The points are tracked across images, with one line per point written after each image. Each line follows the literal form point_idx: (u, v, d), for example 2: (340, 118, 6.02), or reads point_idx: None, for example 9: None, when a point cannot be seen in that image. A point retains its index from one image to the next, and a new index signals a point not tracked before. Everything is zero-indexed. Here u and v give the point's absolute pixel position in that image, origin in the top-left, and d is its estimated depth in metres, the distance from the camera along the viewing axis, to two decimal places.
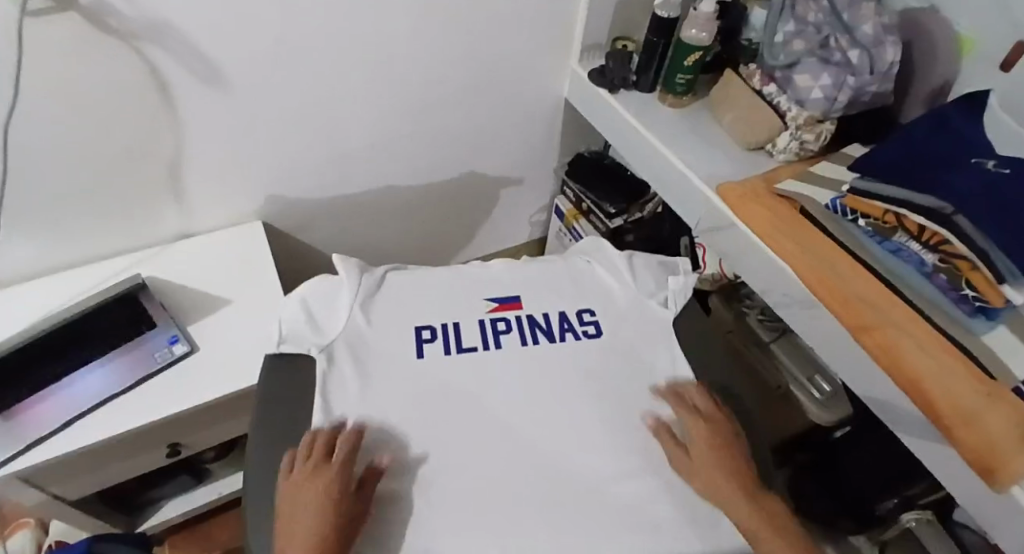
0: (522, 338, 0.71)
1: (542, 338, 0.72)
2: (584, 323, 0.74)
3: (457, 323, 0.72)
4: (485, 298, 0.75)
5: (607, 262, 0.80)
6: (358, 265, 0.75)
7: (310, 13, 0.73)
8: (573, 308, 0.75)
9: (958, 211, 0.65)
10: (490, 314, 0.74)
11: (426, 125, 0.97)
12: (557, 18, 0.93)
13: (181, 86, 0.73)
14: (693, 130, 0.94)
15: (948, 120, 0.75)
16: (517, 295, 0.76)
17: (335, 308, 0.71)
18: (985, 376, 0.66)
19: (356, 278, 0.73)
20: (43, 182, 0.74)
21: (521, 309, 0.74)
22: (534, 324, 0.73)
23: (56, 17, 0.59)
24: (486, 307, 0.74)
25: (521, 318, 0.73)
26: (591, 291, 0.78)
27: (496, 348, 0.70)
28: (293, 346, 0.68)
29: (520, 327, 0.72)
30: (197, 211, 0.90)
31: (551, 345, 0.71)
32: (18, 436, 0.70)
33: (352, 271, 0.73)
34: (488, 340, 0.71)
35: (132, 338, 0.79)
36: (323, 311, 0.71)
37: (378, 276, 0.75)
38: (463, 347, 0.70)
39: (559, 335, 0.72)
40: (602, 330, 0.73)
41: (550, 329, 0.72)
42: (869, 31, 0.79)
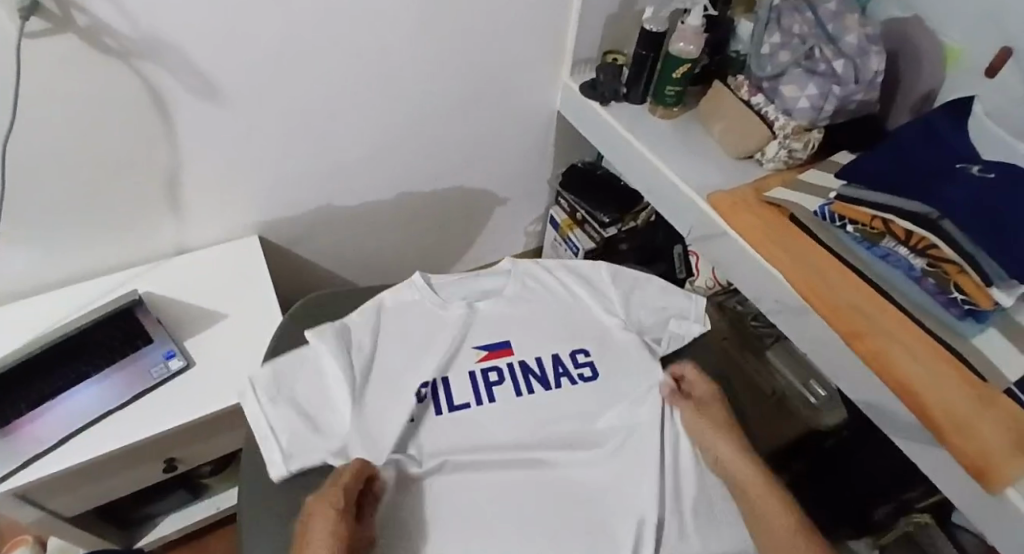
0: (516, 388, 0.71)
1: (538, 385, 0.72)
2: (579, 365, 0.74)
3: (445, 378, 0.71)
4: (474, 346, 0.74)
5: (605, 301, 0.78)
6: (337, 345, 0.68)
7: (304, 29, 0.75)
8: (567, 349, 0.75)
9: (943, 217, 0.66)
10: (480, 364, 0.73)
11: (420, 137, 0.99)
12: (548, 31, 0.95)
13: (178, 103, 0.74)
14: (683, 140, 0.95)
15: (937, 130, 0.76)
16: (507, 340, 0.75)
17: (327, 391, 0.67)
18: (976, 379, 0.67)
19: (347, 359, 0.68)
20: (39, 199, 0.75)
21: (512, 356, 0.74)
22: (527, 370, 0.73)
23: (55, 37, 0.61)
24: (476, 355, 0.73)
25: (513, 364, 0.73)
26: (583, 328, 0.77)
27: (490, 403, 0.70)
28: (302, 460, 0.63)
29: (513, 376, 0.72)
30: (194, 226, 0.91)
31: (546, 393, 0.71)
32: (15, 452, 0.70)
33: (340, 354, 0.67)
34: (481, 395, 0.70)
35: (129, 354, 0.79)
36: (321, 410, 0.66)
37: (364, 352, 0.69)
38: (456, 405, 0.69)
39: (554, 382, 0.72)
40: (597, 372, 0.73)
41: (545, 377, 0.72)
42: (854, 42, 0.80)
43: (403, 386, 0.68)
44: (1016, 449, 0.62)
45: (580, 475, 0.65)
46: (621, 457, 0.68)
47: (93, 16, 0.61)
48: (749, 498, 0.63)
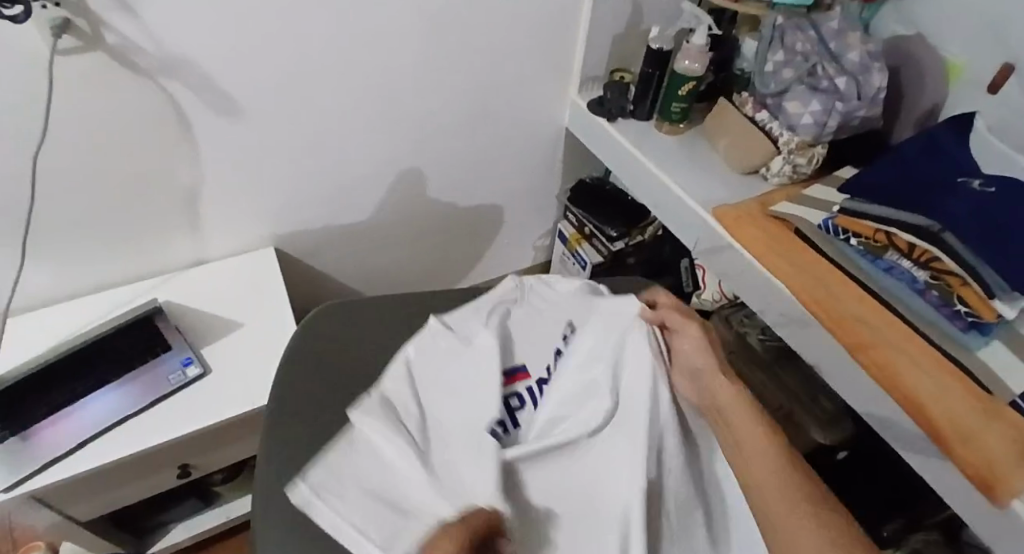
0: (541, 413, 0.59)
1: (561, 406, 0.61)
2: None
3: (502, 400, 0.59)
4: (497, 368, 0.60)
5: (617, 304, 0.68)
6: (389, 420, 0.55)
7: (320, 48, 0.78)
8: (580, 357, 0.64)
9: (945, 230, 0.67)
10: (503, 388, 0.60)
11: (431, 152, 1.01)
12: (556, 50, 0.98)
13: (198, 119, 0.77)
14: (689, 155, 0.97)
15: (939, 144, 0.77)
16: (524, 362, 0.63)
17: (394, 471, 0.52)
18: (981, 392, 0.67)
19: (399, 428, 0.55)
20: (63, 211, 0.78)
21: (531, 378, 0.62)
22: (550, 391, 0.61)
23: (85, 54, 0.65)
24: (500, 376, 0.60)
25: (533, 387, 0.61)
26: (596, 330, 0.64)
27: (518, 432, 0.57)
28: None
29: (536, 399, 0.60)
30: (212, 238, 0.94)
31: None
32: (36, 455, 0.72)
33: (398, 425, 0.55)
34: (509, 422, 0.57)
35: (148, 361, 0.82)
36: (395, 491, 0.51)
37: (415, 418, 0.57)
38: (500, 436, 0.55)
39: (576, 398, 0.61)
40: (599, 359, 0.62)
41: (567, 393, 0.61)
42: (856, 59, 0.83)
43: (477, 433, 0.54)
44: (1020, 460, 0.62)
45: (589, 483, 0.52)
46: (617, 446, 0.53)
47: (121, 36, 0.65)
48: (729, 431, 0.55)
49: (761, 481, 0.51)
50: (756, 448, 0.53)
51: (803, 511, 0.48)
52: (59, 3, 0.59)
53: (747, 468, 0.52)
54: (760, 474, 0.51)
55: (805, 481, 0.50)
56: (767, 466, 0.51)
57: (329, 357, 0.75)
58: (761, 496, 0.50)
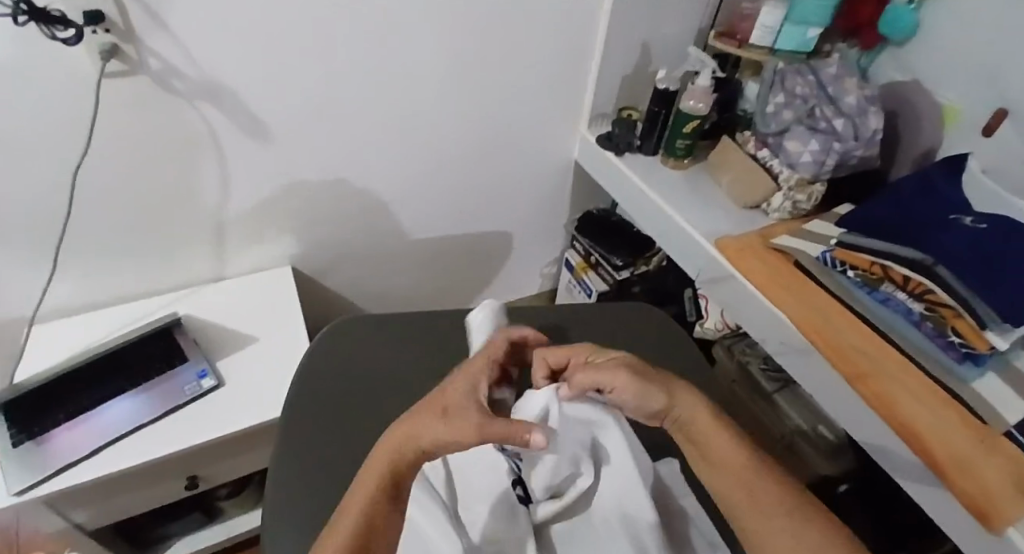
0: None
1: None
2: None
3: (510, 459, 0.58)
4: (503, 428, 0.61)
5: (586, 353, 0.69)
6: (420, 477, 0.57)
7: (345, 78, 0.83)
8: None
9: (937, 263, 0.70)
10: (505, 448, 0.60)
11: (446, 180, 1.05)
12: (568, 87, 1.03)
13: (229, 141, 0.82)
14: (693, 189, 1.00)
15: (933, 183, 0.81)
16: None
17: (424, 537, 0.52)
18: (977, 422, 0.68)
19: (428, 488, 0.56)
20: (95, 225, 0.82)
21: None
22: None
23: (129, 78, 0.69)
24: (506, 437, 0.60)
25: None
26: None
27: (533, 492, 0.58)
28: None
29: None
30: (231, 257, 0.97)
31: None
32: (53, 458, 0.74)
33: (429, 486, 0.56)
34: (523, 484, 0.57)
35: (165, 372, 0.84)
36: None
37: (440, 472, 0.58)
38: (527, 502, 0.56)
39: None
40: None
41: None
42: (853, 102, 0.87)
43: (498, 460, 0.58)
44: (1015, 488, 0.63)
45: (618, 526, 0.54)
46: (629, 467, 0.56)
47: (163, 61, 0.70)
48: (711, 462, 0.55)
49: (743, 489, 0.52)
50: (729, 457, 0.54)
51: (792, 511, 0.50)
52: (110, 30, 0.64)
53: (726, 484, 0.53)
54: (739, 486, 0.52)
55: (778, 474, 0.53)
56: (744, 472, 0.53)
57: (342, 367, 0.78)
58: (750, 511, 0.51)
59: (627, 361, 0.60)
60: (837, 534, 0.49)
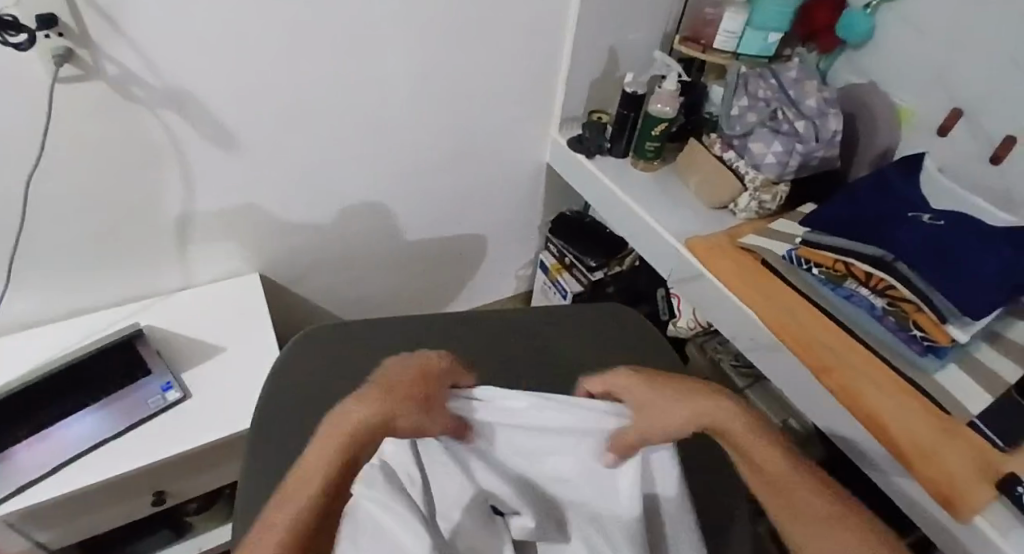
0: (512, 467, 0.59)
1: None
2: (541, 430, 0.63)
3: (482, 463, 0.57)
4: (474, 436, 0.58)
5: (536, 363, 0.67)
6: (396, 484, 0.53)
7: (313, 82, 0.82)
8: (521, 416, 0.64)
9: (897, 259, 0.73)
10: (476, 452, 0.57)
11: (418, 184, 1.05)
12: (538, 91, 1.04)
13: (194, 147, 0.80)
14: (664, 190, 1.02)
15: (893, 182, 0.84)
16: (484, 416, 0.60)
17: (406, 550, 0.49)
18: (941, 412, 0.71)
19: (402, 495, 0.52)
20: (52, 235, 0.79)
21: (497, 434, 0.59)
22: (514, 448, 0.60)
23: (85, 84, 0.67)
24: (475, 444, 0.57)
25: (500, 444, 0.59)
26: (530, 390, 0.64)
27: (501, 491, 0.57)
28: None
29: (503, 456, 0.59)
30: (198, 265, 0.94)
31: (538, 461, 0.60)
32: (9, 479, 0.71)
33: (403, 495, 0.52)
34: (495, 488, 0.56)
35: (127, 385, 0.81)
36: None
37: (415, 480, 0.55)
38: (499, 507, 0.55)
39: None
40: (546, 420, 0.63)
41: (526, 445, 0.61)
42: (813, 105, 0.89)
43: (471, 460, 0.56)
44: (978, 475, 0.65)
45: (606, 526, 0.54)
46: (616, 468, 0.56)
47: (122, 67, 0.68)
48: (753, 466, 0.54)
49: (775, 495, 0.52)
50: (759, 463, 0.53)
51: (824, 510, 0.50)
52: (64, 34, 0.62)
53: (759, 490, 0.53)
54: (771, 492, 0.52)
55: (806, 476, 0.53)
56: (777, 476, 0.52)
57: (314, 373, 0.76)
58: (784, 513, 0.52)
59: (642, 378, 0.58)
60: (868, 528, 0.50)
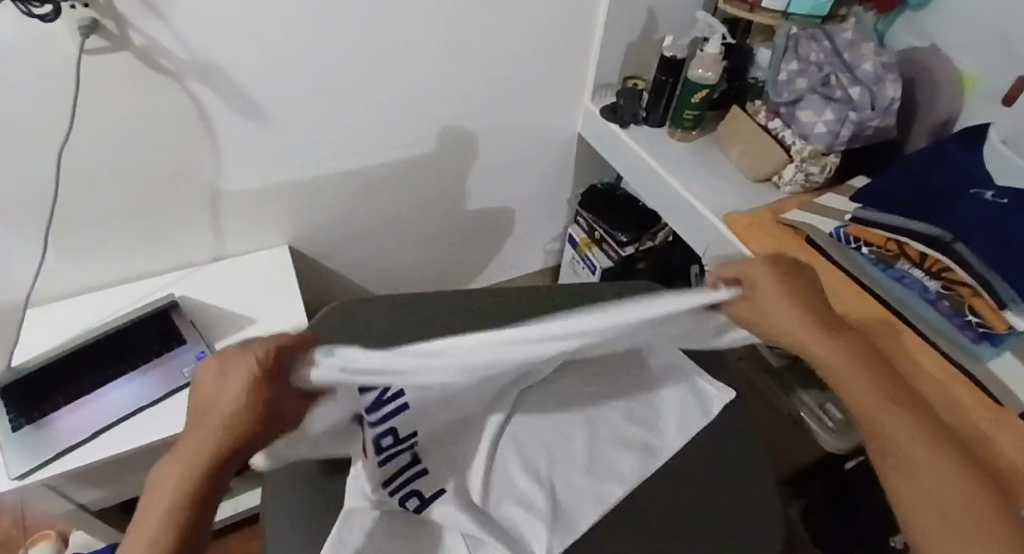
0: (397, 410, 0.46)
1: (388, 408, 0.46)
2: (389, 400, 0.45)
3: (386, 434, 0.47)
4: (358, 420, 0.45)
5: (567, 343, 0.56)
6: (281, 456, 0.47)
7: (341, 51, 0.79)
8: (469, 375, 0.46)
9: (957, 239, 0.68)
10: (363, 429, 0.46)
11: (446, 156, 1.02)
12: (572, 56, 0.99)
13: (222, 120, 0.79)
14: (701, 162, 0.97)
15: (953, 156, 0.77)
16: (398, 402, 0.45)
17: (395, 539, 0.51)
18: (993, 404, 0.66)
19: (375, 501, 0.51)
20: (85, 205, 0.79)
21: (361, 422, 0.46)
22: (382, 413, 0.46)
23: (112, 54, 0.66)
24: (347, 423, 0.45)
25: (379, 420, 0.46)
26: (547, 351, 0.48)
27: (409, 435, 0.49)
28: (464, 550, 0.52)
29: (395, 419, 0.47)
30: (228, 236, 0.95)
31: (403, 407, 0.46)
32: (54, 443, 0.73)
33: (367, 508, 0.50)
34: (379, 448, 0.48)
35: (162, 353, 0.82)
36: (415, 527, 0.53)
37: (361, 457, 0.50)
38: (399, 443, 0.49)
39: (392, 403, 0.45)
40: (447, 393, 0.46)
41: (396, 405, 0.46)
42: (870, 69, 0.83)
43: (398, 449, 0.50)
44: None
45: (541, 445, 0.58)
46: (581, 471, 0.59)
47: (149, 39, 0.66)
48: (873, 426, 0.44)
49: (885, 451, 0.44)
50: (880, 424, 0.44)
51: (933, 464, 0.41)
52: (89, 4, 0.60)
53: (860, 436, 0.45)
54: (881, 454, 0.44)
55: (937, 440, 0.42)
56: (894, 440, 0.43)
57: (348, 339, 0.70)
58: (901, 465, 0.43)
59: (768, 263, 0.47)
60: (982, 496, 0.40)
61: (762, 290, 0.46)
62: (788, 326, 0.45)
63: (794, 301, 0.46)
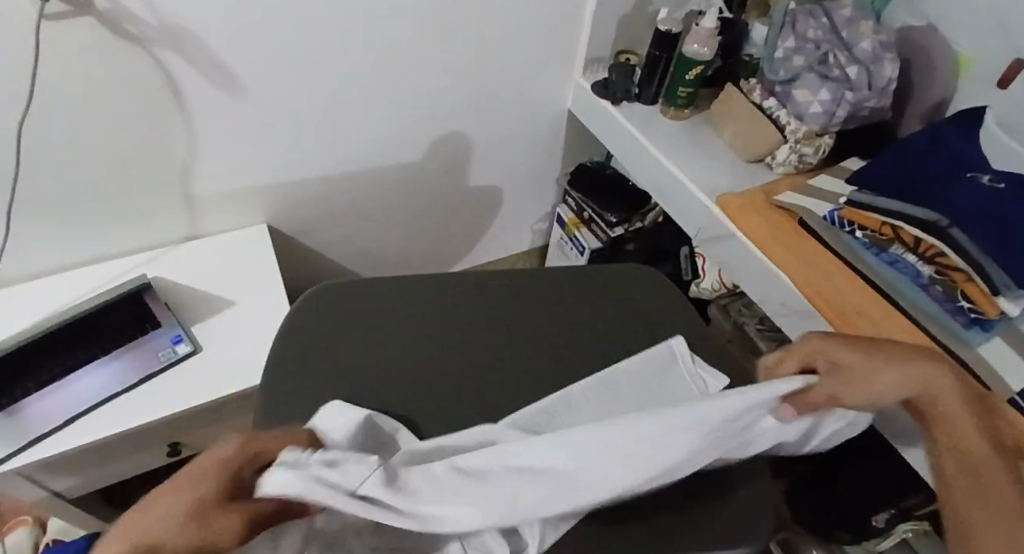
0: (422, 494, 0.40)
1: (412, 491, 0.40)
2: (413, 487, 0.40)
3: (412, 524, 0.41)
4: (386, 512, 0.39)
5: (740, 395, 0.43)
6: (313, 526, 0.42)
7: (321, 19, 0.75)
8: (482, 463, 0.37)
9: (953, 224, 0.66)
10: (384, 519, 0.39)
11: (432, 131, 0.99)
12: (563, 28, 0.95)
13: (196, 91, 0.75)
14: (693, 141, 0.95)
15: (950, 139, 0.76)
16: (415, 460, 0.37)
17: None
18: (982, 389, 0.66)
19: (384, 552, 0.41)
20: (50, 180, 0.75)
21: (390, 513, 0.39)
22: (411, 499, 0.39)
23: (75, 19, 0.61)
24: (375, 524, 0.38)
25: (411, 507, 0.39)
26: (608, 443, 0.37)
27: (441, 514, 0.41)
28: None
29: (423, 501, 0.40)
30: (204, 214, 0.91)
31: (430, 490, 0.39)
32: (24, 433, 0.71)
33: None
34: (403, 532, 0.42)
35: (136, 337, 0.79)
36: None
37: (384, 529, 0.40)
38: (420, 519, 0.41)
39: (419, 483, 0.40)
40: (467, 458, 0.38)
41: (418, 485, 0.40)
42: (868, 48, 0.81)
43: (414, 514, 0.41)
44: None
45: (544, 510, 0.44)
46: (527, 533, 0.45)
47: (115, 2, 0.62)
48: (971, 460, 0.43)
49: (970, 474, 0.43)
50: (976, 461, 0.43)
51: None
52: None
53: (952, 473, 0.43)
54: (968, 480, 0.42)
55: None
56: (986, 473, 0.42)
57: (336, 321, 0.68)
58: (977, 483, 0.42)
59: (833, 340, 0.49)
60: None
61: (845, 357, 0.48)
62: (879, 381, 0.46)
63: (873, 359, 0.47)
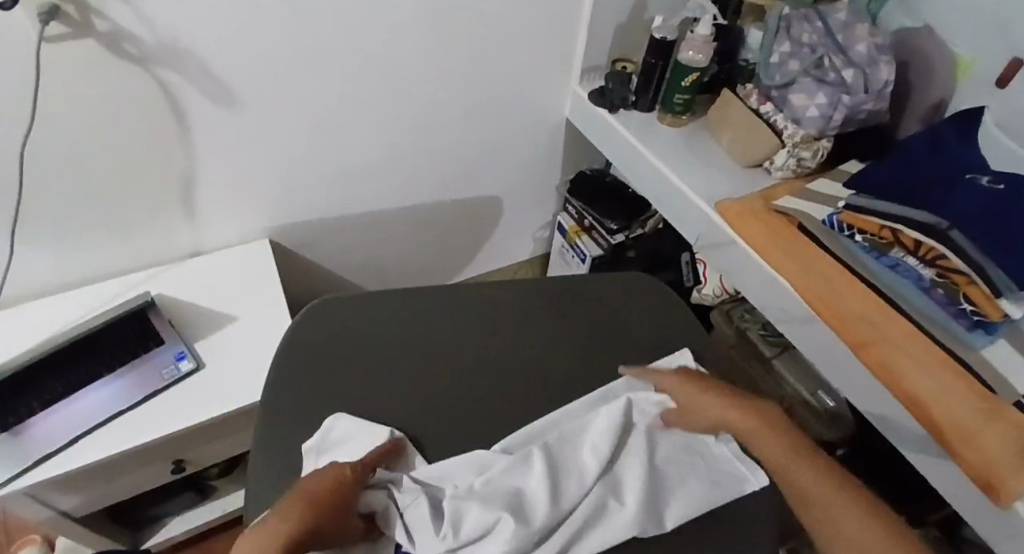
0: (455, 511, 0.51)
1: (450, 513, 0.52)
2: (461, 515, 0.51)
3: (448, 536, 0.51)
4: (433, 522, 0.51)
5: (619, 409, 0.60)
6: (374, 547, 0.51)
7: (318, 35, 0.76)
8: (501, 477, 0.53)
9: (952, 228, 0.66)
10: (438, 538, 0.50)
11: (431, 143, 1.00)
12: (559, 37, 0.96)
13: (196, 109, 0.76)
14: (691, 147, 0.95)
15: (948, 141, 0.76)
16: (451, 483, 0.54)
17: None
18: (987, 392, 0.66)
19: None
20: (54, 200, 0.76)
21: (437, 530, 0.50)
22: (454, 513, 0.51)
23: (74, 40, 0.62)
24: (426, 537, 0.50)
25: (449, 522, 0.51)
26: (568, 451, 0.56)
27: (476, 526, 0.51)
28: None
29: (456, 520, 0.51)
30: (206, 230, 0.92)
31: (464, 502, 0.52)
32: (29, 452, 0.71)
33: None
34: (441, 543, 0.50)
35: (139, 355, 0.80)
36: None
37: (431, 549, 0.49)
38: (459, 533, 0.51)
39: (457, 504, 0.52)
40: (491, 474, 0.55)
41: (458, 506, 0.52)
42: (863, 51, 0.81)
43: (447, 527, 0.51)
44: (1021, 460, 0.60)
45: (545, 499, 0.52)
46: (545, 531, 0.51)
47: (113, 23, 0.62)
48: (796, 485, 0.52)
49: (802, 501, 0.51)
50: (798, 483, 0.52)
51: (861, 521, 0.49)
52: None
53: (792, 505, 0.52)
54: (804, 508, 0.51)
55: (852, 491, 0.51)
56: (813, 492, 0.51)
57: (336, 335, 0.69)
58: (810, 504, 0.51)
59: (682, 380, 0.61)
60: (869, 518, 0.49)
61: (689, 393, 0.60)
62: (713, 412, 0.58)
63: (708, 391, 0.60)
